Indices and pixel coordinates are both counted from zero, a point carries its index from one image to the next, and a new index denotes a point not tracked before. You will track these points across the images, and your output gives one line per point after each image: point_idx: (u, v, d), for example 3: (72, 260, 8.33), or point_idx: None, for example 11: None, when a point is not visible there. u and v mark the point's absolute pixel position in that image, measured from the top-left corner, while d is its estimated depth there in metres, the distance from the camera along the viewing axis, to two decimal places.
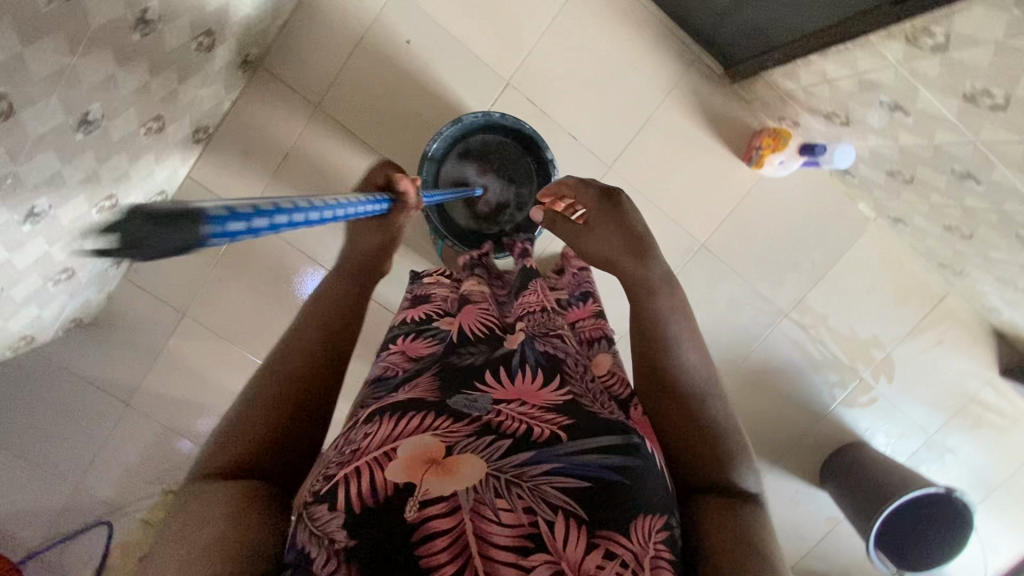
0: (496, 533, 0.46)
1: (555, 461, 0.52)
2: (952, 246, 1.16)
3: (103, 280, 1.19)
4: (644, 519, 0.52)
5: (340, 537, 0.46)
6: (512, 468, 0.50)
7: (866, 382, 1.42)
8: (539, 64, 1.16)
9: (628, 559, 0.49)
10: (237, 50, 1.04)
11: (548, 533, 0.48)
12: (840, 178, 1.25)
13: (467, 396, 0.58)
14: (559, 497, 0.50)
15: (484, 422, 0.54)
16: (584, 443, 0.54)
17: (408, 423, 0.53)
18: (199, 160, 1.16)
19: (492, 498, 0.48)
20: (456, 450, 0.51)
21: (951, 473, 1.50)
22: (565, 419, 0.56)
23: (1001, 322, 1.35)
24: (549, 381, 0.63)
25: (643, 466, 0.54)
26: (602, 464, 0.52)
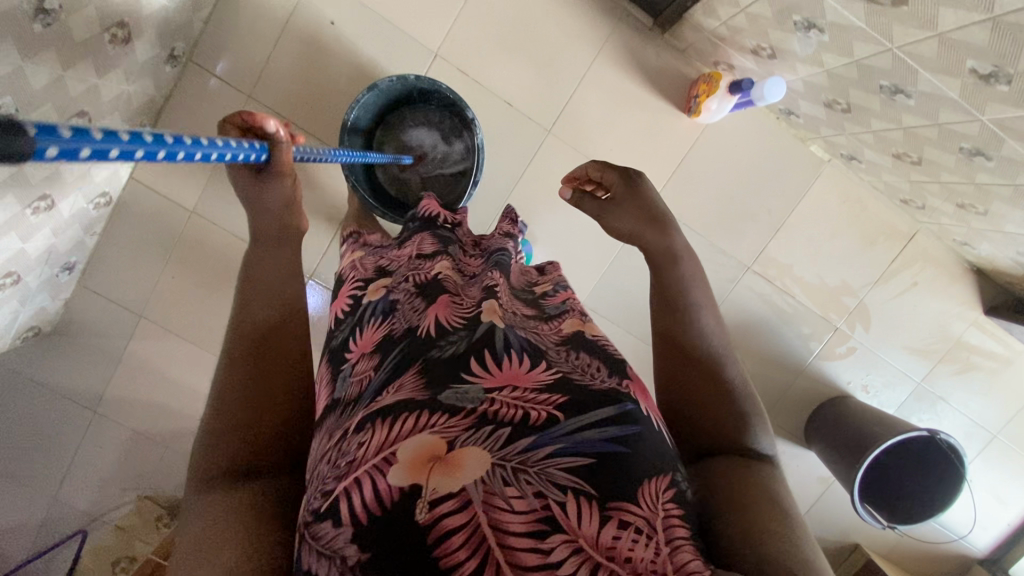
0: (512, 523, 0.42)
1: (557, 443, 0.48)
2: (908, 177, 1.12)
3: (55, 286, 1.20)
4: (649, 484, 0.49)
5: (351, 552, 0.42)
6: (515, 454, 0.47)
7: (842, 332, 1.37)
8: (467, 34, 1.16)
9: (642, 526, 0.45)
10: (162, 44, 1.05)
11: (562, 513, 0.44)
12: (787, 122, 1.22)
13: (459, 387, 0.53)
14: (566, 476, 0.46)
15: (479, 412, 0.50)
16: (582, 422, 0.50)
17: (403, 424, 0.48)
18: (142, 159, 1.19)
19: (502, 487, 0.44)
20: (458, 445, 0.47)
21: (945, 422, 1.44)
22: (559, 398, 0.53)
23: (975, 257, 1.29)
24: (537, 362, 0.58)
25: (643, 434, 0.52)
26: (602, 438, 0.50)
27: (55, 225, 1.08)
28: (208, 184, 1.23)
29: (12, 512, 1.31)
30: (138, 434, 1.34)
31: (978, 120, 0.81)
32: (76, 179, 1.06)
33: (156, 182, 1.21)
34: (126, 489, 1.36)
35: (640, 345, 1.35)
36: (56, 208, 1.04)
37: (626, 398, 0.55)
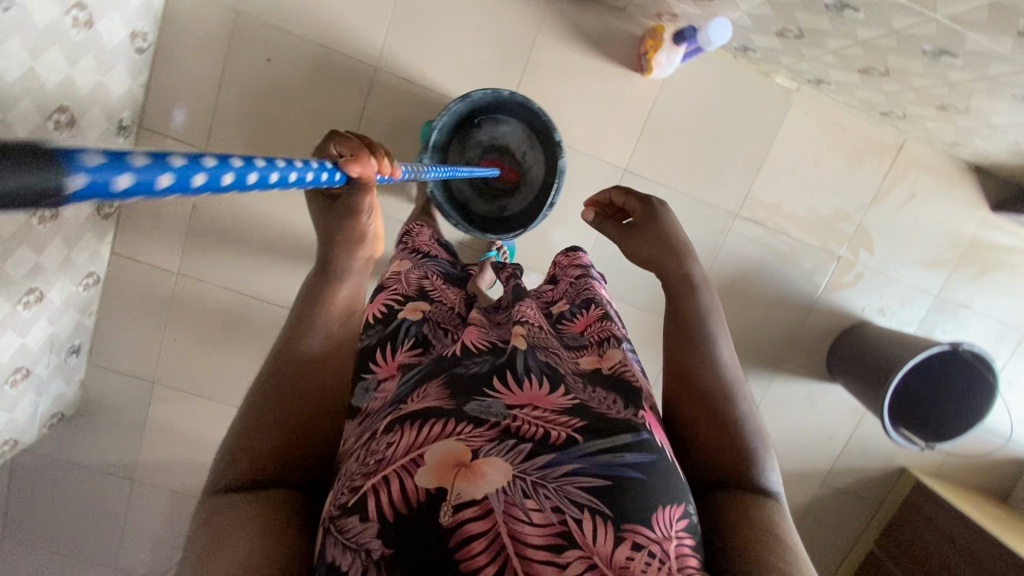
0: (529, 535, 0.43)
1: (574, 462, 0.48)
2: (880, 90, 1.07)
3: (67, 370, 1.23)
4: (665, 511, 0.48)
5: (376, 546, 0.43)
6: (536, 469, 0.47)
7: (847, 260, 1.32)
8: (403, 40, 1.14)
9: (653, 549, 0.45)
10: (109, 118, 1.06)
11: (578, 530, 0.44)
12: (746, 58, 1.17)
13: (483, 401, 0.54)
14: (584, 494, 0.46)
15: (503, 426, 0.51)
16: (602, 443, 0.50)
17: (431, 429, 0.49)
18: (118, 232, 1.21)
19: (522, 498, 0.45)
20: (482, 453, 0.47)
21: (972, 329, 1.39)
22: (578, 420, 0.53)
23: (970, 155, 1.23)
24: (557, 384, 0.59)
25: (659, 461, 0.51)
26: (620, 462, 0.49)
27: (49, 314, 1.10)
28: (185, 243, 1.24)
29: None
30: (176, 492, 1.39)
31: (932, 20, 0.76)
32: (59, 267, 1.08)
33: (136, 252, 1.23)
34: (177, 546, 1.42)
35: (642, 315, 1.33)
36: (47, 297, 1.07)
37: (642, 426, 0.55)
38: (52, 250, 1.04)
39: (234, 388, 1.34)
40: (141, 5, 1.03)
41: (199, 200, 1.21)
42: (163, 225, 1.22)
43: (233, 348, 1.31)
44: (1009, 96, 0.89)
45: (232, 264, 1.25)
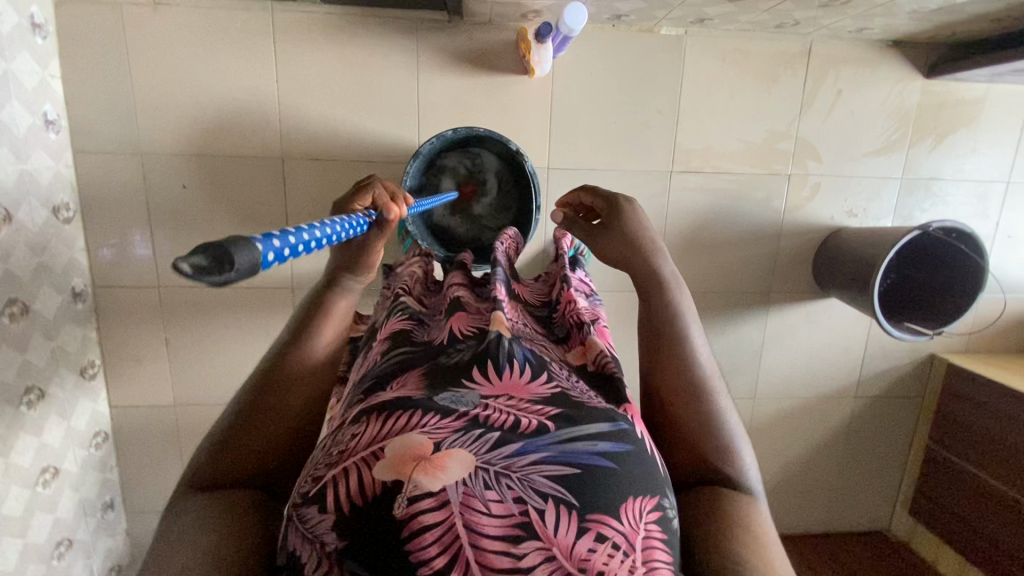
0: (487, 525, 0.43)
1: (544, 450, 0.48)
2: (760, 8, 1.05)
3: (108, 525, 1.30)
4: (635, 500, 0.48)
5: (330, 539, 0.45)
6: (500, 458, 0.47)
7: (798, 175, 1.29)
8: (299, 124, 1.17)
9: (619, 541, 0.45)
10: (61, 290, 1.12)
11: (539, 520, 0.44)
12: (625, 23, 1.16)
13: (456, 390, 0.54)
14: (549, 483, 0.46)
15: (472, 417, 0.51)
16: (576, 431, 0.50)
17: (396, 421, 0.49)
18: (108, 386, 1.27)
19: (482, 490, 0.45)
20: (444, 446, 0.47)
21: (951, 199, 1.34)
22: (553, 409, 0.53)
23: (882, 33, 1.20)
24: (540, 373, 0.59)
25: (634, 452, 0.51)
26: (593, 451, 0.49)
27: (71, 483, 1.17)
28: (172, 377, 1.28)
29: None
30: None
31: None
32: (64, 439, 1.14)
33: (130, 398, 1.29)
34: None
35: (616, 296, 1.33)
36: (62, 468, 1.13)
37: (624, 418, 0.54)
38: (51, 426, 1.11)
39: None
40: (53, 180, 1.09)
41: (170, 334, 1.26)
42: (144, 366, 1.27)
43: None
44: None
45: (220, 381, 1.30)
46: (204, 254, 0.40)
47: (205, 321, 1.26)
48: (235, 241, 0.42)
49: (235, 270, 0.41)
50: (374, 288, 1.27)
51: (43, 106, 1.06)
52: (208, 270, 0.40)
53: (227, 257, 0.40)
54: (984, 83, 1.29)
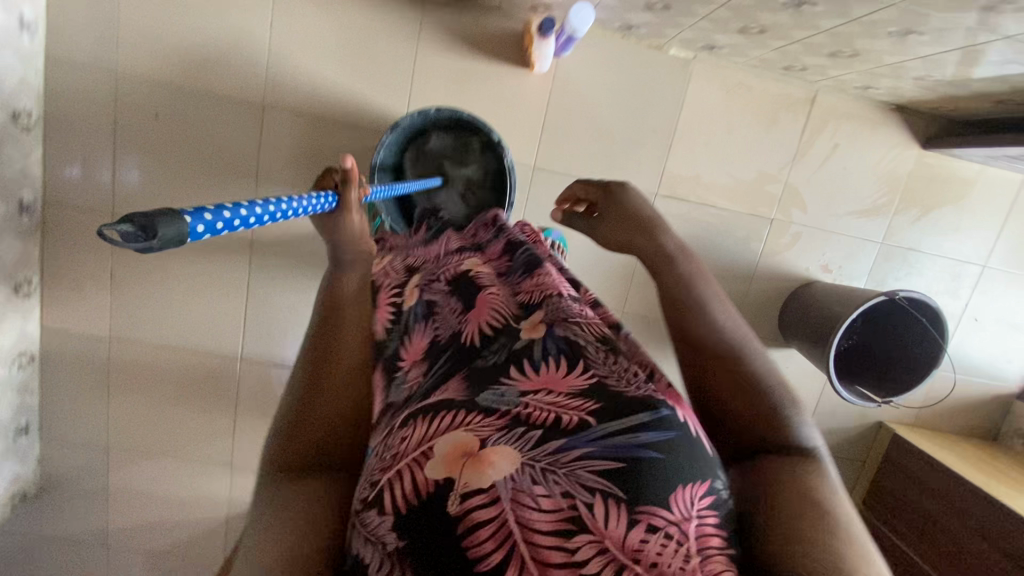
0: (537, 521, 0.38)
1: (590, 444, 0.43)
2: (771, 47, 1.03)
3: (19, 451, 1.25)
4: (684, 488, 0.42)
5: (390, 539, 0.42)
6: (545, 454, 0.42)
7: (781, 222, 1.28)
8: (287, 74, 1.13)
9: (672, 532, 0.39)
10: (7, 199, 1.07)
11: (589, 514, 0.39)
12: (635, 36, 1.14)
13: (497, 388, 0.51)
14: (597, 476, 0.41)
15: (512, 415, 0.47)
16: (620, 424, 0.44)
17: (442, 420, 0.47)
18: (43, 307, 1.22)
19: (530, 485, 0.40)
20: (490, 443, 0.44)
21: (926, 272, 1.34)
22: (592, 402, 0.47)
23: (886, 95, 1.19)
24: (576, 362, 0.53)
25: (684, 439, 0.45)
26: (637, 442, 0.43)
27: None
28: (113, 310, 1.24)
29: None
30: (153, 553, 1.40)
31: None
32: None
33: (64, 324, 1.23)
34: None
35: None
36: None
37: (664, 402, 0.47)
38: None
39: (186, 443, 1.34)
40: (18, 84, 1.04)
41: (118, 266, 1.21)
42: (84, 294, 1.22)
43: (177, 405, 1.31)
44: (887, 34, 0.85)
45: (162, 322, 1.25)
46: (128, 224, 0.38)
47: (157, 258, 1.22)
48: (165, 216, 0.40)
49: (158, 244, 0.39)
50: None
51: (20, 5, 1.00)
52: (133, 239, 0.38)
53: (154, 231, 0.39)
54: (978, 164, 1.30)
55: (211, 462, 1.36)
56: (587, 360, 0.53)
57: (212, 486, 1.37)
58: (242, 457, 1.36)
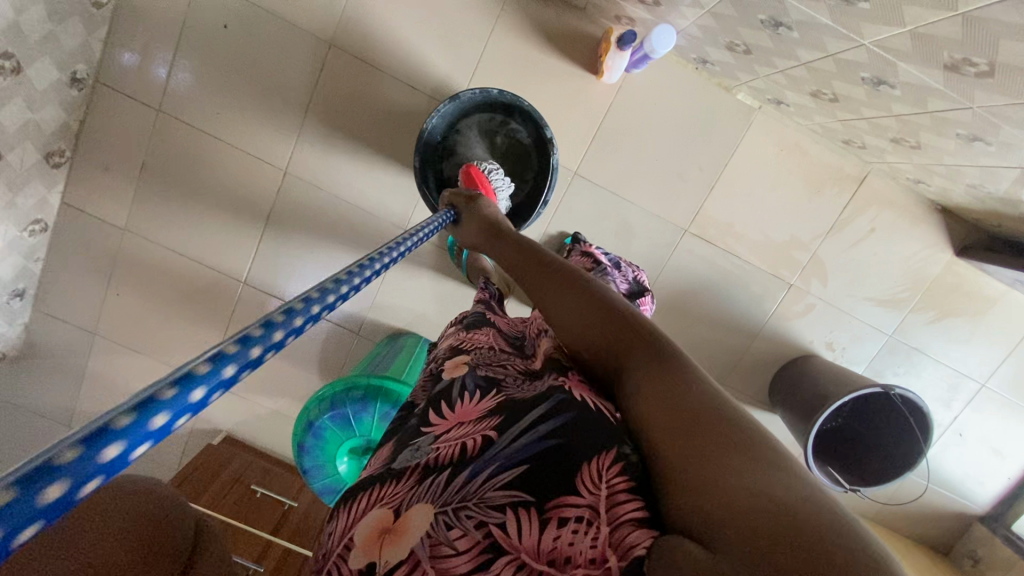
0: (458, 565, 0.42)
1: (492, 463, 0.47)
2: (837, 117, 1.03)
3: (10, 312, 1.26)
4: (589, 466, 0.44)
5: None
6: (455, 493, 0.46)
7: (798, 289, 1.28)
8: (362, 19, 1.14)
9: (584, 515, 0.41)
10: (62, 68, 1.08)
11: (503, 534, 0.42)
12: (708, 72, 1.14)
13: (414, 447, 0.55)
14: (503, 494, 0.44)
15: (422, 466, 0.51)
16: (514, 431, 0.49)
17: (361, 504, 0.52)
18: (69, 182, 1.23)
19: (444, 531, 0.44)
20: (404, 509, 0.48)
21: (925, 375, 1.34)
22: (495, 419, 0.52)
23: (934, 194, 1.19)
24: (489, 390, 0.58)
25: (576, 418, 0.49)
26: (533, 439, 0.47)
27: None
28: (134, 201, 1.25)
29: None
30: None
31: (863, 46, 0.73)
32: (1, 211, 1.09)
33: (85, 203, 1.24)
34: None
35: None
36: None
37: (558, 390, 0.53)
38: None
39: (172, 348, 1.35)
40: None
41: (150, 160, 1.22)
42: (112, 180, 1.24)
43: (172, 310, 1.32)
44: (954, 135, 0.85)
45: (177, 225, 1.26)
46: None
47: (190, 164, 1.22)
48: None
49: None
50: (363, 206, 1.25)
51: None
52: None
53: None
54: (1005, 285, 1.29)
55: None
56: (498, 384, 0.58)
57: None
58: None
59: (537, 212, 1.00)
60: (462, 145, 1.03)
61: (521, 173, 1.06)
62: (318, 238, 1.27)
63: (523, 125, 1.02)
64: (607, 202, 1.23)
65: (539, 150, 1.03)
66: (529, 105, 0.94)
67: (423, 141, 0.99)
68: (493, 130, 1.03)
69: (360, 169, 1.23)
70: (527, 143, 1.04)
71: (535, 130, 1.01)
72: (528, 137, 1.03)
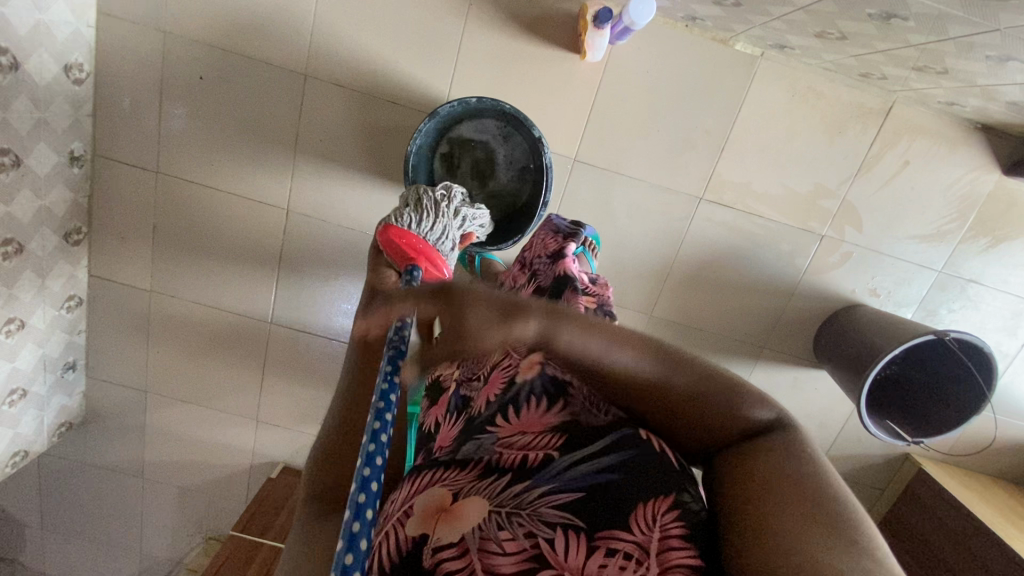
0: (502, 562, 0.44)
1: (551, 481, 0.48)
2: (848, 54, 0.94)
3: (67, 385, 1.33)
4: (645, 508, 0.44)
5: None
6: (511, 499, 0.47)
7: (831, 239, 1.21)
8: (332, 44, 1.11)
9: (631, 552, 0.42)
10: (59, 151, 1.10)
11: (550, 549, 0.43)
12: (700, 27, 1.06)
13: (478, 440, 0.56)
14: (556, 513, 0.45)
15: (485, 463, 0.52)
16: (577, 456, 0.49)
17: (423, 481, 0.54)
18: (91, 255, 1.27)
19: (496, 531, 0.45)
20: (462, 496, 0.50)
21: (985, 306, 1.24)
22: (558, 437, 0.52)
23: (972, 113, 1.08)
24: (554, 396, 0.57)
25: (643, 457, 0.47)
26: (594, 469, 0.48)
27: (36, 338, 1.18)
28: (153, 262, 1.28)
29: (120, 566, 1.59)
30: (183, 489, 1.50)
31: None
32: (36, 295, 1.15)
33: (109, 273, 1.29)
34: (193, 534, 1.56)
35: None
36: (30, 324, 1.15)
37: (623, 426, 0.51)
38: (25, 282, 1.11)
39: (215, 393, 1.40)
40: (69, 36, 1.05)
41: (161, 221, 1.25)
42: (129, 248, 1.28)
43: (208, 358, 1.37)
44: (983, 57, 0.76)
45: (196, 279, 1.29)
46: None
47: (196, 218, 1.24)
48: None
49: None
50: (368, 230, 1.24)
51: None
52: None
53: None
54: None
55: (239, 414, 1.42)
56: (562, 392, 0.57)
57: (236, 434, 1.45)
58: (267, 412, 1.42)
59: (537, 214, 0.97)
60: (448, 160, 1.01)
61: (515, 174, 1.02)
62: (332, 267, 1.28)
63: (507, 122, 0.99)
64: (613, 182, 1.17)
65: (527, 145, 1.00)
66: (510, 107, 0.91)
67: (410, 166, 0.97)
68: (476, 136, 1.00)
69: (359, 194, 1.22)
70: (514, 140, 1.00)
71: (520, 125, 0.98)
72: (514, 133, 1.00)
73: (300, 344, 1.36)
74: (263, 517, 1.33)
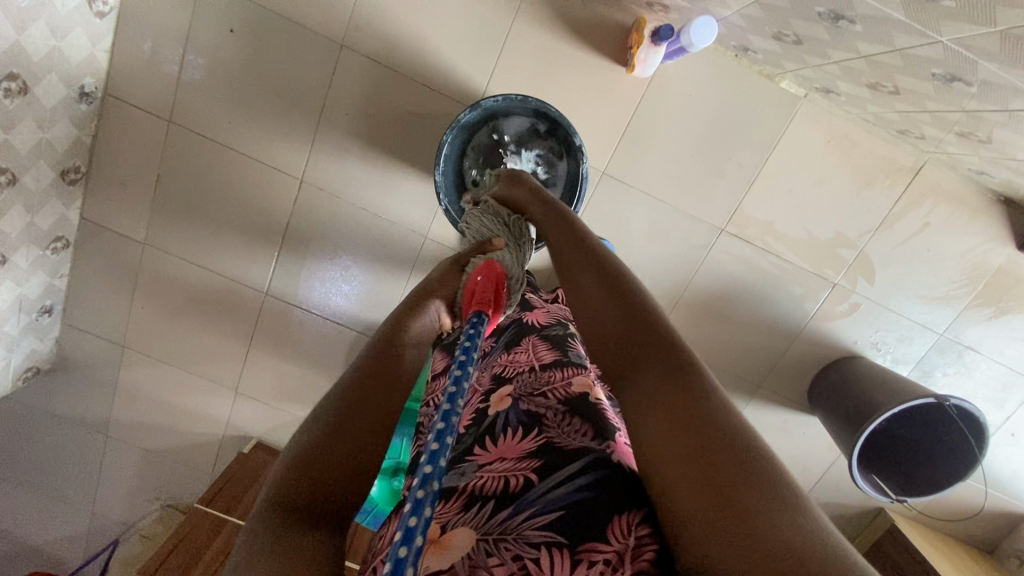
0: None
1: (535, 504, 0.46)
2: (895, 109, 0.94)
3: (41, 328, 1.26)
4: (619, 520, 0.44)
5: None
6: (497, 525, 0.45)
7: (842, 288, 1.21)
8: (374, 18, 1.08)
9: (611, 560, 0.42)
10: (69, 83, 1.04)
11: (536, 570, 0.41)
12: (750, 58, 1.06)
13: (458, 469, 0.53)
14: (540, 532, 0.44)
15: (467, 492, 0.49)
16: (554, 479, 0.48)
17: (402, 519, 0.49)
18: (87, 198, 1.21)
19: (485, 557, 0.43)
20: (450, 527, 0.46)
21: (978, 374, 1.25)
22: (534, 461, 0.50)
23: (997, 184, 1.10)
24: (532, 428, 0.55)
25: (614, 475, 0.48)
26: (570, 489, 0.47)
27: (16, 276, 1.11)
28: (151, 214, 1.22)
29: (67, 523, 1.52)
30: (146, 451, 1.44)
31: (939, 42, 0.66)
32: (22, 232, 1.08)
33: (104, 219, 1.23)
34: (151, 499, 1.49)
35: None
36: (12, 260, 1.08)
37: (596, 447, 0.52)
38: (14, 216, 1.04)
39: (196, 358, 1.35)
40: None
41: (165, 173, 1.19)
42: (128, 196, 1.21)
43: (194, 322, 1.31)
44: None
45: (194, 238, 1.24)
46: None
47: (204, 175, 1.19)
48: None
49: None
50: (381, 212, 1.20)
51: None
52: None
53: None
54: None
55: (218, 382, 1.37)
56: (541, 422, 0.56)
57: (212, 403, 1.39)
58: (247, 385, 1.37)
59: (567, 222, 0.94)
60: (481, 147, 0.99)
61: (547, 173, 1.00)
62: (338, 246, 1.24)
63: (546, 119, 0.96)
64: (638, 200, 1.16)
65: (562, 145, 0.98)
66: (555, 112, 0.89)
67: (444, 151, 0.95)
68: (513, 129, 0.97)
69: (378, 175, 1.18)
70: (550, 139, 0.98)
71: (558, 124, 0.95)
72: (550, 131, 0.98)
73: (292, 319, 1.31)
74: (228, 493, 1.28)
